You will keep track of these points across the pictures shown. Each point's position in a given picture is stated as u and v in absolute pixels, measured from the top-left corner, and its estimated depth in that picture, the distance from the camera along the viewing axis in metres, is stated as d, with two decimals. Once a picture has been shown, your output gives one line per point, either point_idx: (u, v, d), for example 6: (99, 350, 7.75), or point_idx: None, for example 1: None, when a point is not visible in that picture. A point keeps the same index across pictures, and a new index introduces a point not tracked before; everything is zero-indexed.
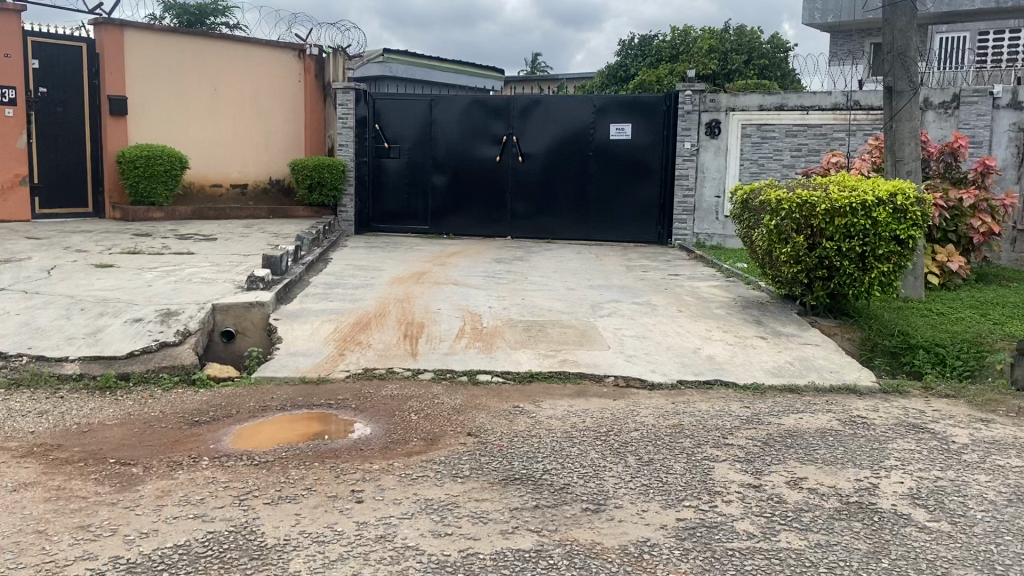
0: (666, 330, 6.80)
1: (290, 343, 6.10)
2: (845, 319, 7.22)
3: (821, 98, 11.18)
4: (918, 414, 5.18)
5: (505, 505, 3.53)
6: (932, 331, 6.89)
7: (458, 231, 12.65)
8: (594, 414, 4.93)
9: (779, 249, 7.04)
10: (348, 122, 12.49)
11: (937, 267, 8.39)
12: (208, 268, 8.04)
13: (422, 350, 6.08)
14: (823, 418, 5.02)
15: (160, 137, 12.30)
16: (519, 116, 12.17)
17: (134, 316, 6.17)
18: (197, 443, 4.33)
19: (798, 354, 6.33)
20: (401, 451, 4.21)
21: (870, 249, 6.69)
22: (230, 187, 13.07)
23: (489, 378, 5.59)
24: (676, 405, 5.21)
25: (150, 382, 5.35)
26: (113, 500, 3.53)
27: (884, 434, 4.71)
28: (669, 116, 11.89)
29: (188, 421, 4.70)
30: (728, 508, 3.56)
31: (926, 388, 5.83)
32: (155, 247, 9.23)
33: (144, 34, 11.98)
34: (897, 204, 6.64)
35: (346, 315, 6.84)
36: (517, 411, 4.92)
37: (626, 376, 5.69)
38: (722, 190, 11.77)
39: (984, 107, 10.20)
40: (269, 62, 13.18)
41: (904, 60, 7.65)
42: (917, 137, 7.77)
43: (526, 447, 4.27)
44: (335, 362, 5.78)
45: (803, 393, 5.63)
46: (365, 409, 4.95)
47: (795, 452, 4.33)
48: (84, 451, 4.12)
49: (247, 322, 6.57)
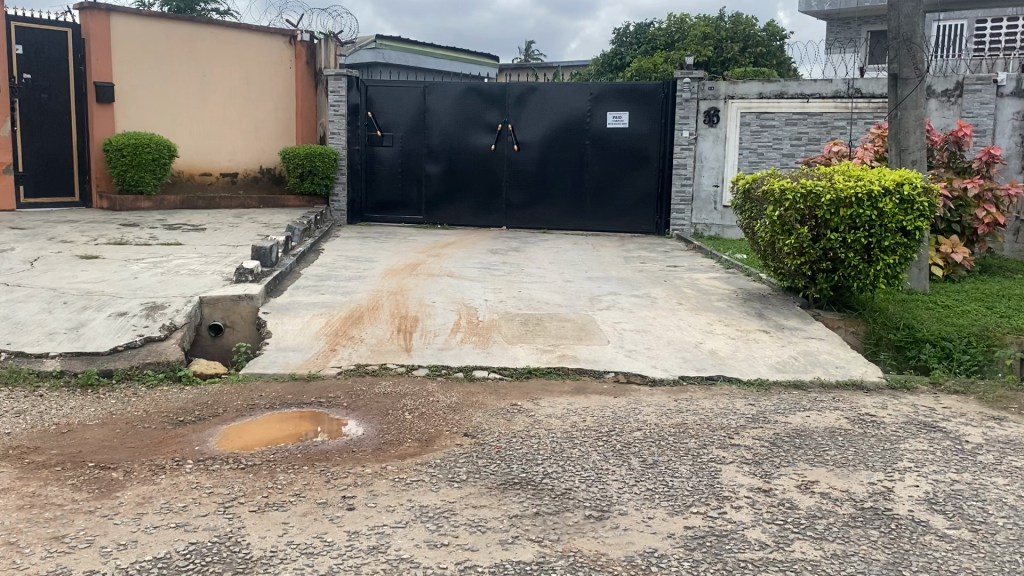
0: (666, 324, 6.63)
1: (280, 339, 5.91)
2: (849, 313, 7.07)
3: (822, 86, 11.00)
4: (928, 412, 5.03)
5: (504, 512, 3.36)
6: (938, 324, 6.76)
7: (453, 220, 12.44)
8: (594, 413, 4.75)
9: (783, 240, 6.88)
10: (340, 109, 12.30)
11: (941, 258, 8.23)
12: (196, 259, 7.84)
13: (416, 345, 5.89)
14: (831, 416, 4.86)
15: (148, 125, 12.06)
16: (514, 103, 11.97)
17: (118, 310, 5.96)
18: (182, 444, 4.15)
19: (802, 349, 6.17)
20: (394, 453, 4.04)
21: (876, 241, 6.53)
22: (220, 175, 12.83)
23: (485, 374, 5.42)
24: (679, 403, 5.04)
25: (134, 380, 5.15)
26: (91, 508, 3.34)
27: (895, 434, 4.54)
28: (668, 103, 11.68)
29: (172, 421, 4.51)
30: (737, 515, 3.41)
31: (935, 383, 5.70)
32: (141, 237, 9.00)
33: (130, 20, 11.70)
34: (903, 194, 6.46)
35: (337, 308, 6.64)
36: (515, 410, 4.74)
37: (626, 372, 5.52)
38: (721, 179, 11.60)
39: (987, 96, 10.04)
40: (259, 48, 12.91)
41: (910, 46, 7.45)
42: (922, 125, 7.59)
43: (526, 449, 4.09)
44: (327, 358, 5.60)
45: (809, 389, 5.47)
46: (357, 408, 4.77)
47: (805, 453, 4.17)
48: (63, 455, 3.93)
49: (236, 316, 6.39)
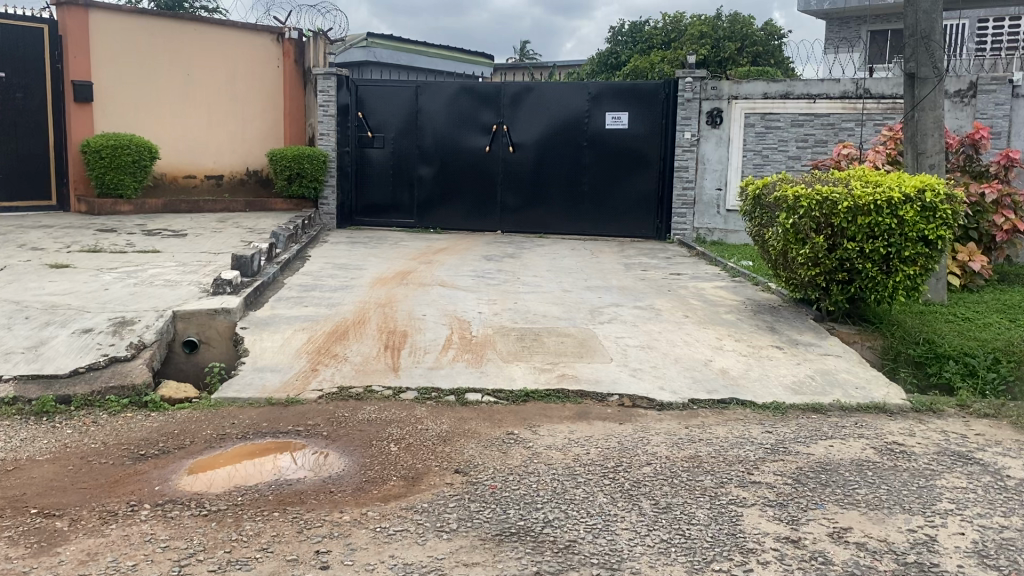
0: (672, 339, 6.22)
1: (258, 357, 5.48)
2: (866, 326, 6.67)
3: (829, 86, 10.61)
4: (960, 440, 4.62)
5: (499, 572, 2.95)
6: (960, 339, 6.35)
7: (446, 224, 12.01)
8: (598, 444, 4.32)
9: (796, 250, 6.48)
10: (329, 110, 11.88)
11: (958, 267, 7.83)
12: (173, 268, 7.41)
13: (405, 364, 5.46)
14: (856, 446, 4.45)
15: (129, 126, 11.60)
16: (510, 103, 11.55)
17: (83, 326, 5.52)
18: (141, 484, 3.72)
19: (819, 367, 5.76)
20: (377, 495, 3.62)
21: (895, 250, 6.12)
22: (204, 177, 12.39)
23: (479, 398, 4.99)
24: (691, 430, 4.63)
25: (95, 407, 4.70)
26: (26, 569, 2.92)
27: (929, 468, 4.13)
28: (669, 103, 11.28)
29: (133, 455, 4.08)
30: (765, 574, 3.00)
31: (962, 406, 5.30)
32: (118, 244, 8.56)
33: (111, 16, 11.25)
34: (926, 201, 6.03)
35: (320, 323, 6.22)
36: (512, 440, 4.32)
37: (632, 395, 5.10)
38: (724, 182, 11.19)
39: (1003, 96, 9.64)
40: (245, 45, 12.46)
41: (928, 43, 7.05)
42: (941, 127, 7.18)
43: (523, 489, 3.67)
44: (307, 380, 5.16)
45: (829, 413, 5.05)
46: (338, 438, 4.35)
47: (832, 492, 3.75)
48: (4, 499, 3.50)
49: (212, 331, 5.97)
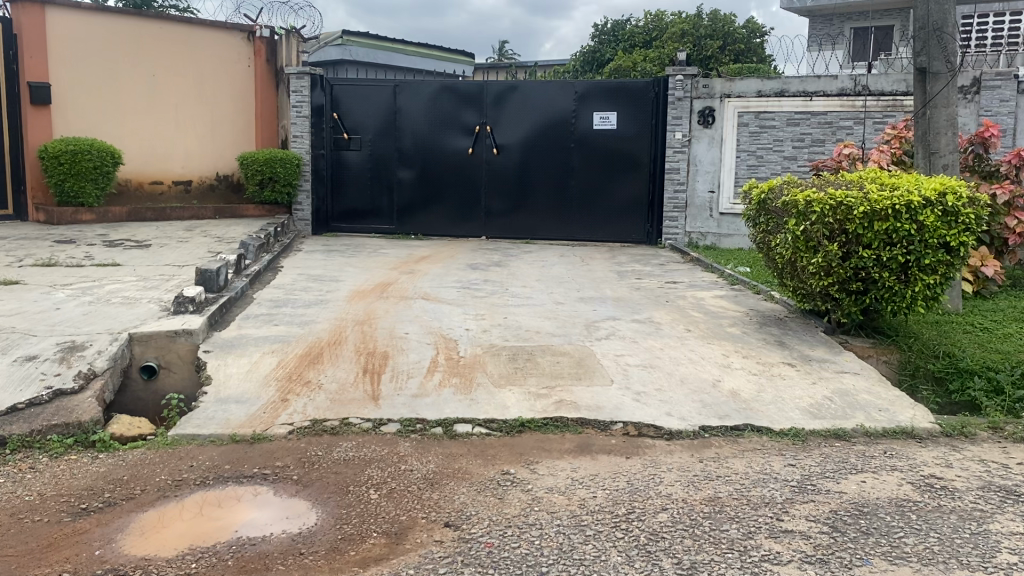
0: (676, 356, 5.75)
1: (221, 385, 4.94)
2: (880, 339, 6.23)
3: (826, 83, 10.23)
4: (1004, 471, 4.18)
5: None
6: (982, 352, 5.92)
7: (427, 229, 11.49)
8: (605, 485, 3.82)
9: (807, 259, 6.02)
10: (303, 111, 11.31)
11: (970, 273, 7.44)
12: (133, 284, 6.86)
13: (386, 392, 4.93)
14: (891, 480, 3.99)
15: (91, 130, 10.97)
16: (493, 103, 11.05)
17: (27, 353, 4.96)
18: (79, 548, 3.18)
19: (836, 387, 5.30)
20: (355, 557, 3.12)
21: (914, 259, 5.68)
22: (172, 183, 11.79)
23: (469, 430, 4.48)
24: (705, 464, 4.16)
25: (34, 449, 4.15)
26: None
27: (978, 508, 3.68)
28: (659, 102, 10.81)
29: (73, 510, 3.54)
30: None
31: (995, 428, 4.85)
32: (75, 257, 7.96)
33: (70, 14, 10.63)
34: (947, 205, 5.60)
35: (293, 344, 5.68)
36: (508, 482, 3.82)
37: (637, 423, 4.62)
38: (717, 183, 10.78)
39: (1008, 92, 9.30)
40: (214, 45, 11.92)
41: (940, 36, 6.64)
42: (955, 125, 6.77)
43: (523, 548, 3.17)
44: (276, 413, 4.61)
45: (854, 440, 4.59)
46: (310, 483, 3.82)
47: (876, 544, 3.28)
48: None
49: (172, 355, 5.43)
